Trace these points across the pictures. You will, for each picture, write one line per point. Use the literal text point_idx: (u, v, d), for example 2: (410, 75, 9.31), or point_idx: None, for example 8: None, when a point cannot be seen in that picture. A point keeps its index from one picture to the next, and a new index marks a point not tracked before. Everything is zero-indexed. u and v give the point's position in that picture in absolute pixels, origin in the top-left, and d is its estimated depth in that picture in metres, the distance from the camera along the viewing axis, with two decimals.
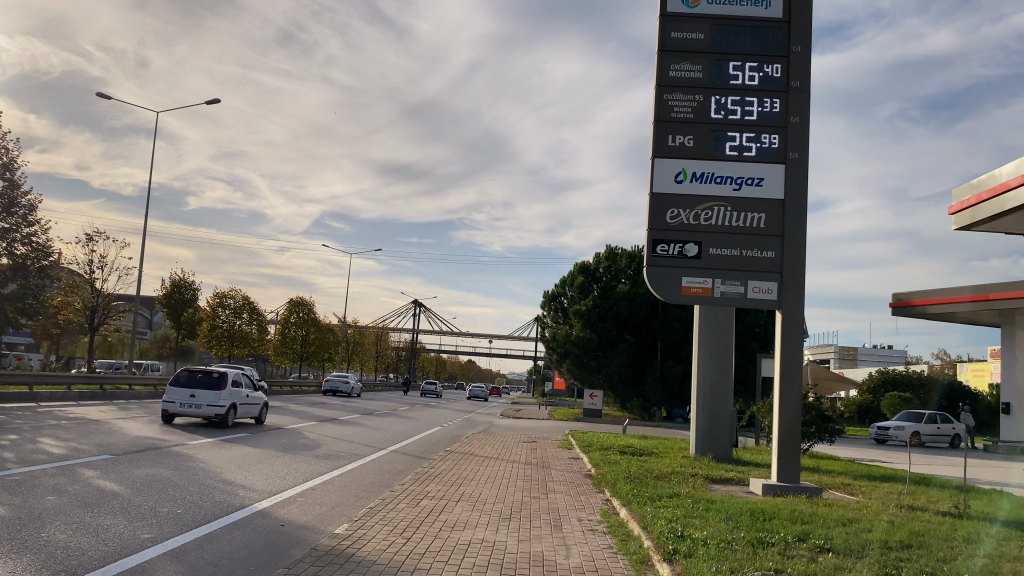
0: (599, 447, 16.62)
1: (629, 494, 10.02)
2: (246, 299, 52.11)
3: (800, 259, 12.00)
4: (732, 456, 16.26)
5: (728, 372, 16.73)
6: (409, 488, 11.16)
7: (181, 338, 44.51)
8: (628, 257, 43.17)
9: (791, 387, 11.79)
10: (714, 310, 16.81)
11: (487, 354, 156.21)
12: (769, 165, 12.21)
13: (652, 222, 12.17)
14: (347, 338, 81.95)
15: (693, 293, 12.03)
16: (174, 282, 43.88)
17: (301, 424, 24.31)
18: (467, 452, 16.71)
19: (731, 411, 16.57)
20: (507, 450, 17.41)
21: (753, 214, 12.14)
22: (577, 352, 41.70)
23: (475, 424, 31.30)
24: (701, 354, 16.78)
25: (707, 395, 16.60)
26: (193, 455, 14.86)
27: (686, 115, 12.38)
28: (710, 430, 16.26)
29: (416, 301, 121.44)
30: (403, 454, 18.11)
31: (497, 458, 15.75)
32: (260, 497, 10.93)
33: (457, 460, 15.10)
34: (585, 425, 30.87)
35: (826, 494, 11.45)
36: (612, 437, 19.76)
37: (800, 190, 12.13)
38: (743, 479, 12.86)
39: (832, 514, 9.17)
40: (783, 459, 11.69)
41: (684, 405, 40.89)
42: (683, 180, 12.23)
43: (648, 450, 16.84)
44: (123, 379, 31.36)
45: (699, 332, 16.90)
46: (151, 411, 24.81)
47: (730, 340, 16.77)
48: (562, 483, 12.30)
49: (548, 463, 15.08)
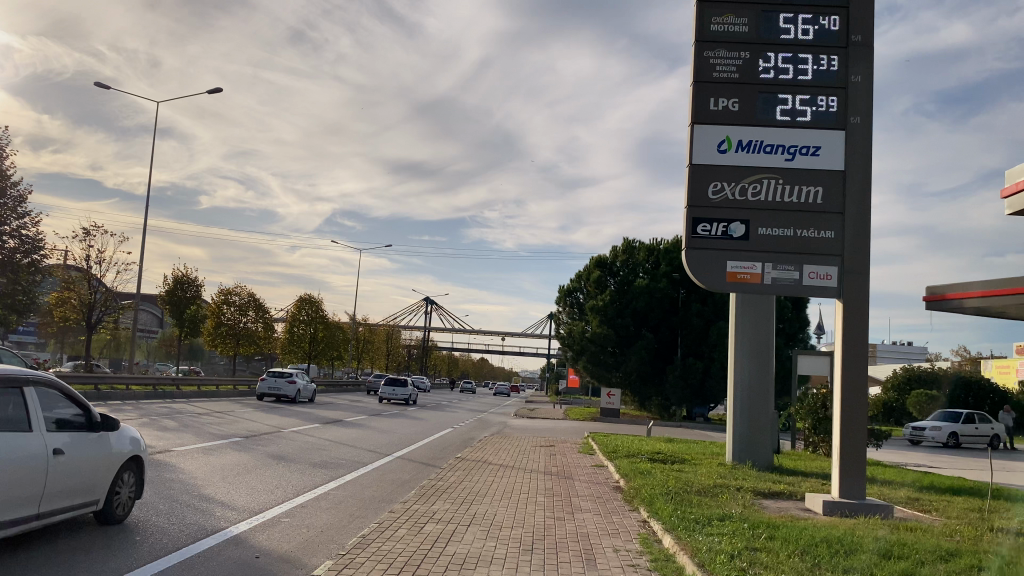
0: (625, 454, 15.02)
1: (673, 517, 8.46)
2: (252, 296, 50.64)
3: (865, 241, 10.32)
4: (775, 465, 14.61)
5: (769, 371, 15.05)
6: (411, 508, 9.56)
7: (184, 337, 43.06)
8: (646, 250, 41.38)
9: (854, 385, 10.14)
10: (755, 301, 15.14)
11: (499, 352, 154.78)
12: (826, 132, 10.54)
13: (692, 198, 10.60)
14: (357, 336, 80.65)
15: (740, 280, 10.40)
16: (176, 278, 42.47)
17: (302, 426, 22.82)
18: (479, 459, 15.15)
19: (773, 414, 14.92)
20: (525, 456, 15.84)
21: (810, 188, 10.48)
22: (593, 350, 40.04)
23: (489, 426, 29.79)
24: (737, 353, 15.11)
25: (745, 396, 14.94)
26: (175, 464, 13.35)
27: (729, 75, 10.84)
28: (750, 436, 14.64)
29: (427, 298, 119.89)
30: (410, 460, 16.55)
31: (513, 467, 14.16)
32: (239, 520, 9.38)
33: (468, 470, 13.53)
34: (603, 425, 29.18)
35: (900, 514, 9.77)
36: (638, 441, 18.12)
37: (864, 160, 10.43)
38: (796, 493, 11.21)
39: (925, 545, 7.50)
40: (845, 470, 10.06)
41: (705, 403, 39.16)
42: (728, 150, 10.65)
43: (680, 457, 15.26)
44: (121, 378, 29.97)
45: (736, 328, 15.22)
46: (144, 413, 23.33)
47: (770, 336, 15.06)
48: (588, 498, 10.69)
49: (570, 472, 13.51)
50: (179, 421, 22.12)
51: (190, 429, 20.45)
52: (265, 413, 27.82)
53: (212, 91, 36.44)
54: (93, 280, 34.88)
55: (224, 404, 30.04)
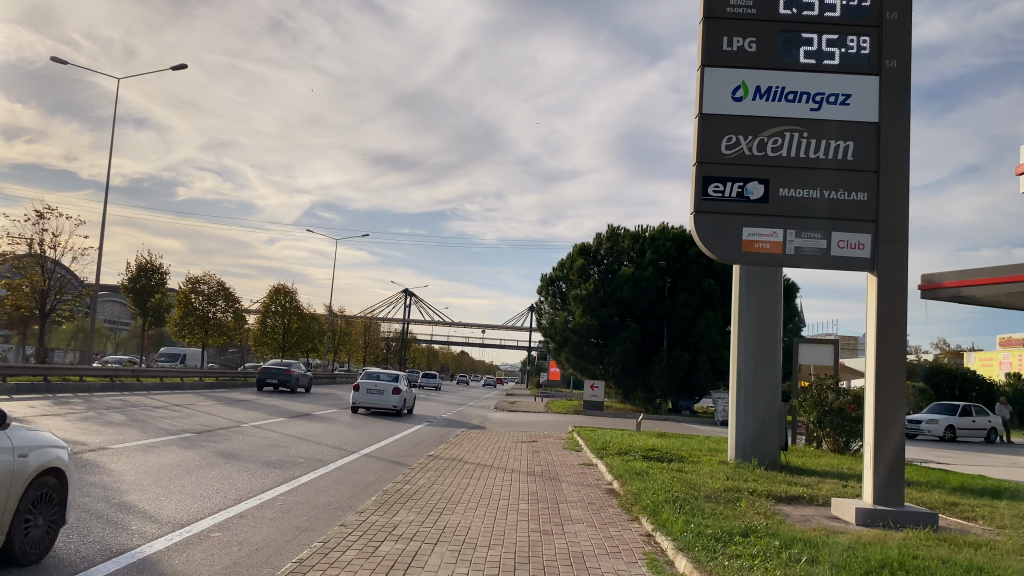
0: (617, 451, 13.51)
1: (685, 532, 6.97)
2: (222, 285, 48.64)
3: (902, 203, 8.84)
4: (783, 464, 13.15)
5: (776, 358, 13.53)
6: (367, 520, 7.92)
7: (147, 328, 40.97)
8: (631, 238, 39.83)
9: (892, 372, 8.64)
10: (761, 281, 13.61)
11: (480, 345, 153.19)
12: (856, 77, 9.04)
13: (702, 153, 9.04)
14: (333, 328, 78.70)
15: (758, 249, 8.86)
16: (139, 265, 40.46)
17: (264, 420, 21.10)
18: (453, 458, 13.57)
19: (781, 407, 13.43)
20: (506, 454, 14.27)
21: (838, 143, 8.98)
22: (575, 340, 38.52)
23: (467, 420, 28.23)
24: (739, 338, 13.62)
25: (750, 387, 13.43)
26: (103, 464, 11.64)
27: (744, 11, 9.31)
28: (755, 431, 13.17)
29: (406, 291, 117.85)
30: (378, 459, 14.96)
31: (492, 466, 12.59)
32: (158, 536, 7.73)
33: (440, 471, 11.94)
34: (587, 419, 27.67)
35: (946, 524, 8.30)
36: (628, 436, 16.60)
37: (902, 109, 8.94)
38: (818, 498, 9.72)
39: (1002, 570, 6.05)
40: (880, 471, 8.58)
41: (691, 396, 37.85)
42: (743, 98, 9.12)
43: (678, 454, 13.79)
44: (74, 370, 28.03)
45: (738, 310, 13.70)
46: (92, 407, 21.45)
47: (777, 319, 13.56)
48: (579, 505, 9.14)
49: (557, 472, 11.94)
50: (131, 415, 20.35)
51: (139, 422, 18.71)
52: (228, 406, 26.06)
53: (175, 68, 34.52)
54: (47, 265, 32.95)
55: (183, 397, 28.17)
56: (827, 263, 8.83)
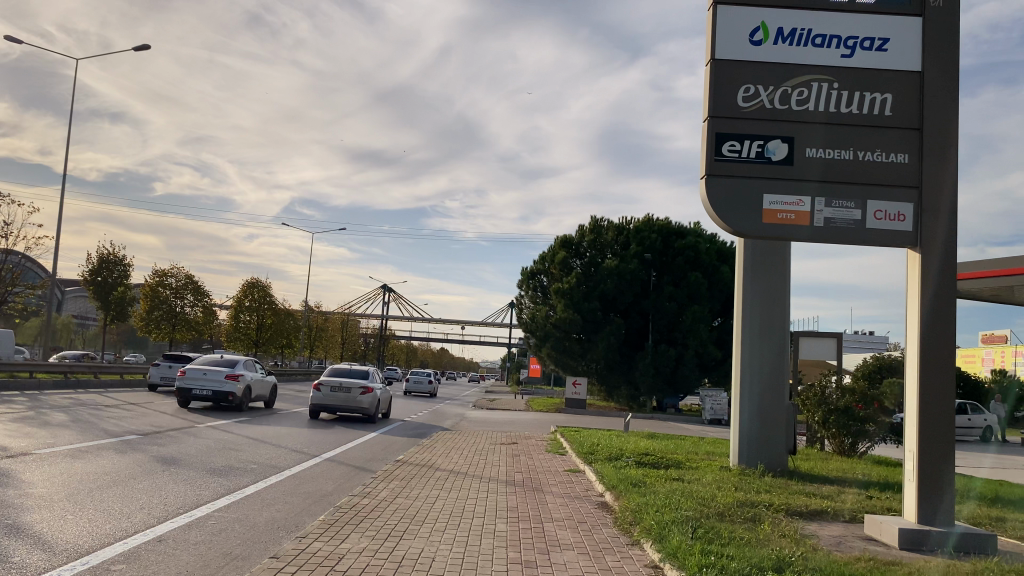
0: (606, 456, 12.09)
1: (705, 566, 5.51)
2: (190, 278, 46.74)
3: (949, 167, 7.48)
4: (790, 470, 11.83)
5: (784, 352, 12.12)
6: (308, 548, 6.43)
7: (108, 322, 39.10)
8: (615, 230, 38.44)
9: (939, 365, 7.24)
10: (770, 264, 12.15)
11: (460, 342, 151.62)
12: (896, 18, 7.65)
13: (714, 105, 7.63)
14: (308, 325, 76.84)
15: (779, 221, 7.45)
16: (102, 256, 38.53)
17: (224, 420, 19.56)
18: (425, 464, 12.09)
19: (789, 407, 12.06)
20: (482, 459, 12.79)
21: (874, 95, 7.60)
22: (557, 336, 37.06)
23: (444, 419, 26.78)
24: (742, 330, 12.18)
25: (755, 384, 12.01)
26: (14, 473, 10.06)
27: None
28: (760, 433, 11.81)
29: (385, 287, 115.78)
30: (341, 465, 13.47)
31: (468, 473, 11.13)
32: (44, 567, 6.19)
33: (408, 480, 10.47)
34: (570, 418, 26.32)
35: (1006, 549, 6.93)
36: (616, 439, 15.15)
37: (950, 55, 7.56)
38: (844, 513, 8.34)
39: None
40: (923, 483, 7.20)
41: (676, 393, 36.57)
42: (763, 42, 7.71)
43: (674, 459, 12.39)
44: (21, 365, 26.10)
45: (741, 299, 12.23)
46: (33, 406, 19.76)
47: (786, 309, 12.12)
48: (566, 525, 7.70)
49: (540, 482, 10.50)
50: (73, 413, 18.65)
51: (80, 422, 17.04)
52: None
53: (137, 48, 32.65)
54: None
55: (138, 394, 26.41)
56: (862, 236, 7.45)
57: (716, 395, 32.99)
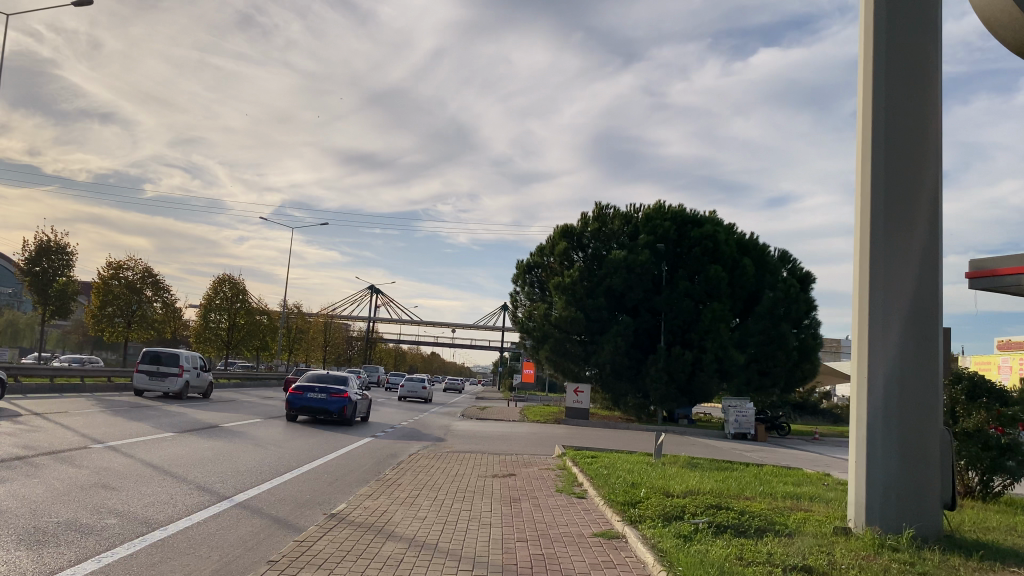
0: (659, 513, 7.73)
1: None
2: (149, 271, 42.30)
3: None
4: (947, 537, 7.45)
5: (935, 352, 7.71)
6: None
7: (47, 318, 34.20)
8: (622, 218, 33.93)
9: None
10: (907, 209, 7.86)
11: (450, 346, 146.29)
12: None
13: None
14: (287, 325, 72.14)
15: None
16: (42, 245, 33.95)
17: (138, 439, 15.19)
18: (374, 523, 7.76)
19: (942, 438, 7.66)
20: (462, 512, 8.42)
21: None
22: (557, 337, 32.59)
23: (423, 432, 22.35)
24: (868, 314, 7.85)
25: (890, 401, 7.59)
26: None
27: None
28: (901, 480, 7.43)
29: (372, 286, 110.45)
30: (256, 515, 9.08)
31: (438, 547, 6.80)
32: None
33: (326, 565, 6.09)
34: (571, 433, 21.98)
35: None
36: (653, 475, 10.76)
37: None
38: None
39: None
40: None
41: (691, 403, 32.18)
42: None
43: (764, 518, 8.01)
44: None
45: (868, 266, 7.89)
46: None
47: (941, 281, 7.77)
48: None
49: (564, 569, 6.18)
50: None
51: None
52: (110, 416, 19.89)
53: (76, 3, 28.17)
54: None
55: (56, 401, 21.71)
56: None
57: (740, 405, 28.69)
